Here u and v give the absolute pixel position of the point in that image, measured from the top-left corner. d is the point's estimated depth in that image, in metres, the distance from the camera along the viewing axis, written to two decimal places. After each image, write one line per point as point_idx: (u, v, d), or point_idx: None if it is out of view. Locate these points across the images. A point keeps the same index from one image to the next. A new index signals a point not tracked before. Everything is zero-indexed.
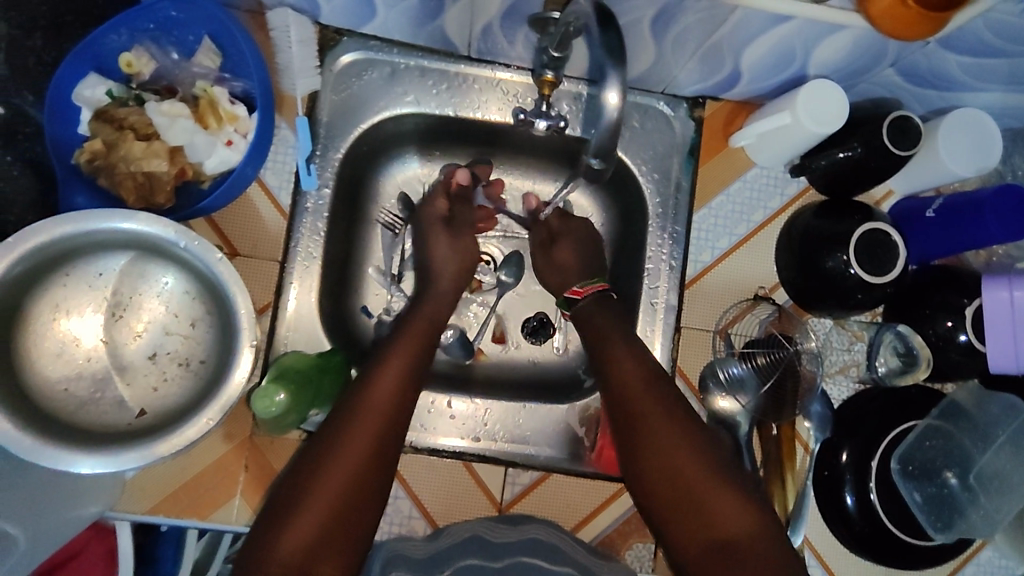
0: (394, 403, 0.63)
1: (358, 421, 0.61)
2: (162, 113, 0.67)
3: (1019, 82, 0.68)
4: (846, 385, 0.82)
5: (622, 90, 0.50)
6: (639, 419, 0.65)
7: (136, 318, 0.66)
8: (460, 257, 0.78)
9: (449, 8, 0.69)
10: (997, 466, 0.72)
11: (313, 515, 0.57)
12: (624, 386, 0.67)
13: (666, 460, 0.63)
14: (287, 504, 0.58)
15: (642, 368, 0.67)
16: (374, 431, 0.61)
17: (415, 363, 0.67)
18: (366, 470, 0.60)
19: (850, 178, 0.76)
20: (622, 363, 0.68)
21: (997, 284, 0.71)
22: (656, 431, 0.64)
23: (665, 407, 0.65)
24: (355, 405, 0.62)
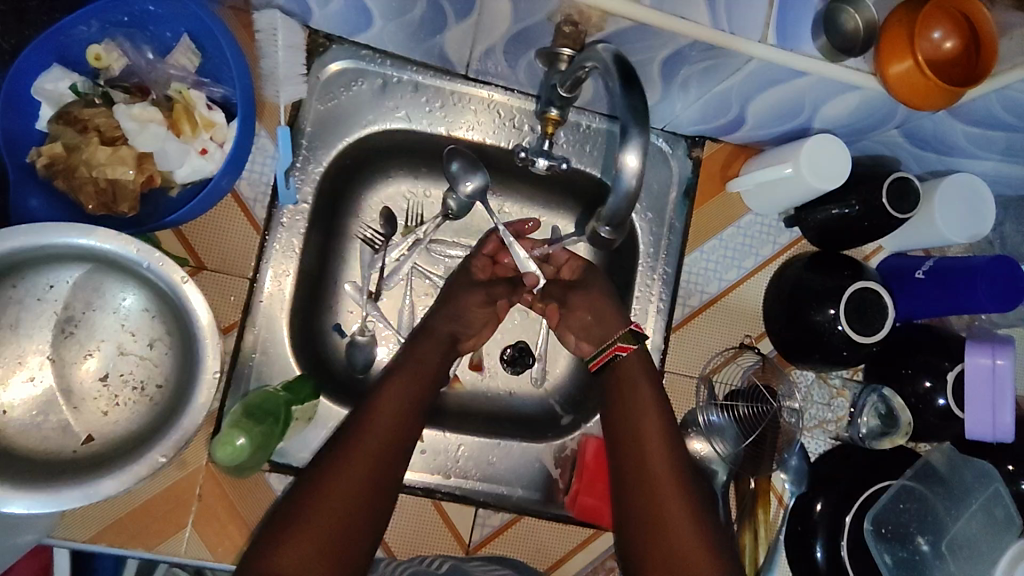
0: (398, 426, 0.65)
1: (362, 441, 0.62)
2: (131, 118, 0.61)
3: (1018, 154, 0.68)
4: (824, 440, 0.81)
5: (642, 151, 0.47)
6: (646, 464, 0.66)
7: (88, 336, 0.61)
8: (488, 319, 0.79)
9: (451, 28, 0.65)
10: (969, 532, 0.72)
11: (317, 526, 0.57)
12: (637, 426, 0.68)
13: (663, 505, 0.64)
14: (291, 521, 0.57)
15: (657, 410, 0.69)
16: (374, 452, 0.62)
17: (418, 391, 0.69)
18: (368, 493, 0.60)
19: (845, 234, 0.75)
20: (641, 398, 0.69)
21: (980, 350, 0.72)
22: (660, 473, 0.66)
23: (673, 451, 0.67)
24: (359, 432, 0.63)
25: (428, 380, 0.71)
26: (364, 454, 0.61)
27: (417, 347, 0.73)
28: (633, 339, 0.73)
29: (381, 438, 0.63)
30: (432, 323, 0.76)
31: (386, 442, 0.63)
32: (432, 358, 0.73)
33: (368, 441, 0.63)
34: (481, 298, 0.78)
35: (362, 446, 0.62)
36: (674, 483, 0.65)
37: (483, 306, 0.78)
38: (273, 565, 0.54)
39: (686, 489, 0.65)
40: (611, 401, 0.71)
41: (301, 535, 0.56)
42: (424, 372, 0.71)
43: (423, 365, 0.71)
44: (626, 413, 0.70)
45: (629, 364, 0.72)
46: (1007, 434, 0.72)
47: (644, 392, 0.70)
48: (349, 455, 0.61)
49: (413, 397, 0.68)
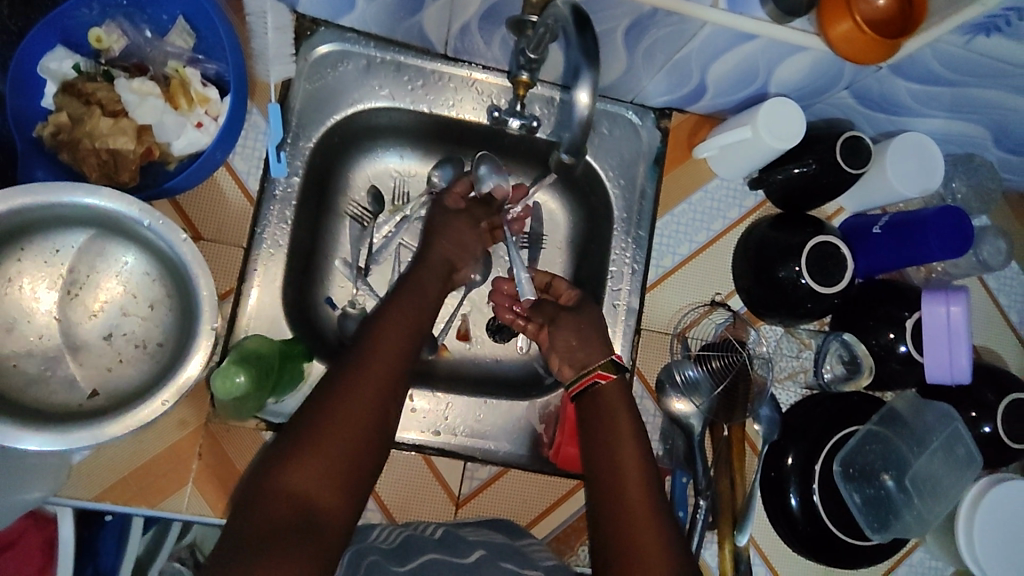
0: (396, 366, 0.67)
1: (363, 377, 0.65)
2: (131, 91, 0.66)
3: (960, 110, 0.73)
4: (794, 391, 0.86)
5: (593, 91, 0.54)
6: (614, 451, 0.70)
7: (93, 296, 0.65)
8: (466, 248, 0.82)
9: (429, 5, 0.70)
10: (931, 469, 0.77)
11: (324, 453, 0.59)
12: (604, 416, 0.73)
13: (628, 498, 0.67)
14: (299, 444, 0.60)
15: (630, 413, 0.73)
16: (377, 386, 0.65)
17: (417, 329, 0.72)
18: (369, 425, 0.63)
19: (805, 192, 0.80)
20: (614, 405, 0.73)
21: (936, 300, 0.76)
22: (629, 471, 0.69)
23: (642, 451, 0.70)
24: (362, 366, 0.65)
25: (423, 322, 0.73)
26: (366, 390, 0.64)
27: (418, 275, 0.77)
28: (614, 368, 0.75)
29: (384, 372, 0.66)
30: (428, 250, 0.80)
31: (384, 379, 0.66)
32: (431, 285, 0.77)
33: (369, 375, 0.65)
34: (465, 223, 0.82)
35: (364, 381, 0.64)
36: (640, 479, 0.68)
37: (461, 233, 0.82)
38: (279, 487, 0.57)
39: (650, 486, 0.68)
40: (587, 403, 0.75)
41: (308, 459, 0.59)
42: (420, 317, 0.73)
43: (421, 308, 0.74)
44: (595, 405, 0.74)
45: (608, 392, 0.74)
46: (963, 376, 0.76)
47: (616, 400, 0.74)
48: (352, 389, 0.63)
49: (409, 339, 0.70)
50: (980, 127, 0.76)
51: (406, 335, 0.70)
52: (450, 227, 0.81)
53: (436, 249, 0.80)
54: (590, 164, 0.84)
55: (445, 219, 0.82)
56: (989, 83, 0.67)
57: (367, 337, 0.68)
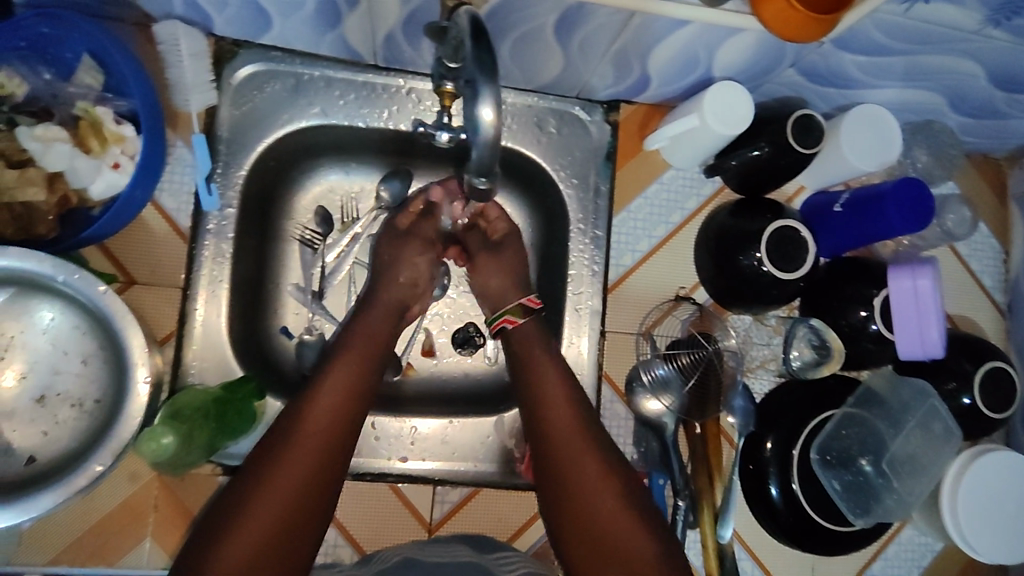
0: (334, 429, 0.60)
1: (295, 454, 0.57)
2: (35, 138, 0.62)
3: (913, 78, 0.71)
4: (767, 380, 0.84)
5: (498, 103, 0.46)
6: (551, 429, 0.65)
7: (18, 359, 0.61)
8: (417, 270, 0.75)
9: (348, 17, 0.66)
10: (909, 449, 0.76)
11: (270, 508, 0.55)
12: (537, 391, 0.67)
13: (587, 497, 0.61)
14: (224, 524, 0.54)
15: (568, 400, 0.66)
16: (325, 422, 0.60)
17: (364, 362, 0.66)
18: (319, 479, 0.57)
19: (762, 177, 0.77)
20: (550, 395, 0.67)
21: (902, 275, 0.74)
22: (580, 464, 0.62)
23: (589, 438, 0.64)
24: (294, 435, 0.59)
25: (370, 372, 0.66)
26: (295, 465, 0.57)
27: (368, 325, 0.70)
28: (522, 313, 0.72)
29: (329, 411, 0.61)
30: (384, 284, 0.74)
31: (322, 447, 0.59)
32: (377, 330, 0.70)
33: (303, 447, 0.58)
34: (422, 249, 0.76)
35: (297, 455, 0.57)
36: (595, 463, 0.62)
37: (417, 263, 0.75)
38: (223, 552, 0.53)
39: (606, 467, 0.62)
40: (529, 395, 0.68)
41: (237, 539, 0.53)
42: (362, 366, 0.66)
43: (365, 359, 0.66)
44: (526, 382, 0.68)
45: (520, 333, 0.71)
46: (936, 350, 0.74)
47: (554, 386, 0.67)
48: (285, 465, 0.57)
49: (350, 397, 0.63)
50: (935, 93, 0.73)
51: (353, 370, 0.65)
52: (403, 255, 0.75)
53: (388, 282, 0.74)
54: (533, 159, 0.81)
55: (397, 248, 0.75)
56: (938, 49, 0.64)
57: (305, 401, 0.61)
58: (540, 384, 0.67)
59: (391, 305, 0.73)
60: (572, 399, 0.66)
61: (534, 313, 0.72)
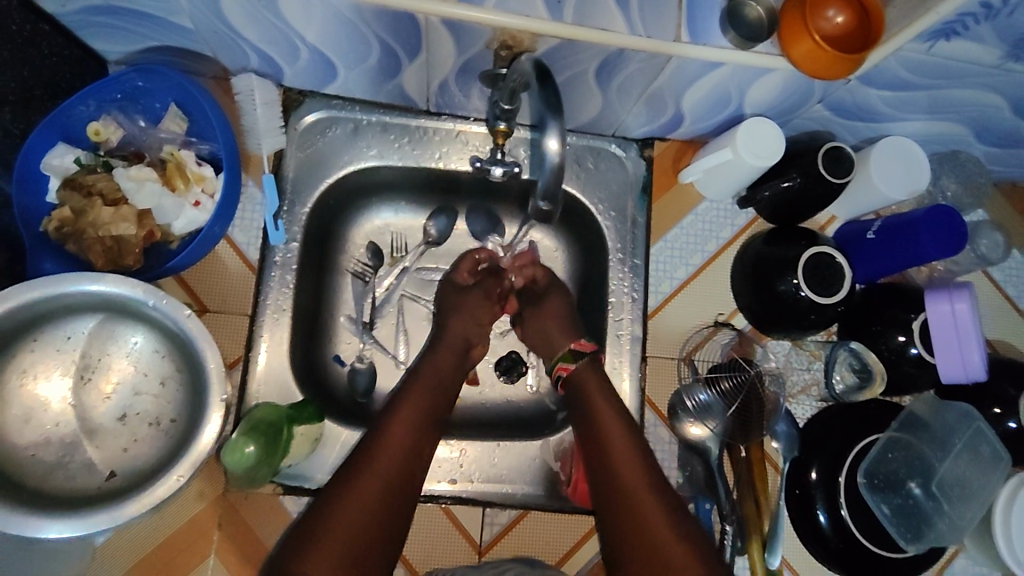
0: (406, 459, 0.67)
1: (371, 473, 0.65)
2: (130, 178, 0.68)
3: (938, 111, 0.74)
4: (809, 405, 0.84)
5: (562, 137, 0.50)
6: (603, 437, 0.73)
7: (105, 379, 0.66)
8: (476, 323, 0.83)
9: (407, 68, 0.73)
10: (957, 472, 0.75)
11: (373, 485, 0.64)
12: (584, 403, 0.76)
13: (648, 526, 0.67)
14: (311, 530, 0.61)
15: (633, 444, 0.72)
16: (412, 420, 0.70)
17: (440, 381, 0.76)
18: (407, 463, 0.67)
19: (794, 206, 0.81)
20: (610, 429, 0.73)
21: (939, 299, 0.76)
22: (644, 499, 0.68)
23: (654, 489, 0.69)
24: (367, 464, 0.65)
25: (434, 405, 0.73)
26: (386, 459, 0.66)
27: (432, 361, 0.78)
28: (574, 357, 0.79)
29: (418, 411, 0.71)
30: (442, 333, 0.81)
31: (397, 473, 0.66)
32: (450, 363, 0.79)
33: (378, 469, 0.65)
34: (478, 295, 0.85)
35: (367, 480, 0.64)
36: (641, 471, 0.70)
37: (478, 311, 0.84)
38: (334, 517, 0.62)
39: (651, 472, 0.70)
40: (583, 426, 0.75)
41: (324, 545, 0.60)
42: (435, 389, 0.75)
43: (431, 395, 0.74)
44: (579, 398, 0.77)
45: (580, 375, 0.77)
46: (978, 372, 0.75)
47: (604, 405, 0.75)
48: (372, 469, 0.65)
49: (419, 427, 0.70)
50: (960, 124, 0.77)
51: (432, 387, 0.75)
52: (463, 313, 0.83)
53: (453, 328, 0.82)
54: (573, 194, 0.86)
55: (459, 297, 0.84)
56: (962, 82, 0.67)
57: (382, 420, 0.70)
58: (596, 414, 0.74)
59: (450, 347, 0.80)
60: (621, 418, 0.74)
61: (586, 355, 0.79)
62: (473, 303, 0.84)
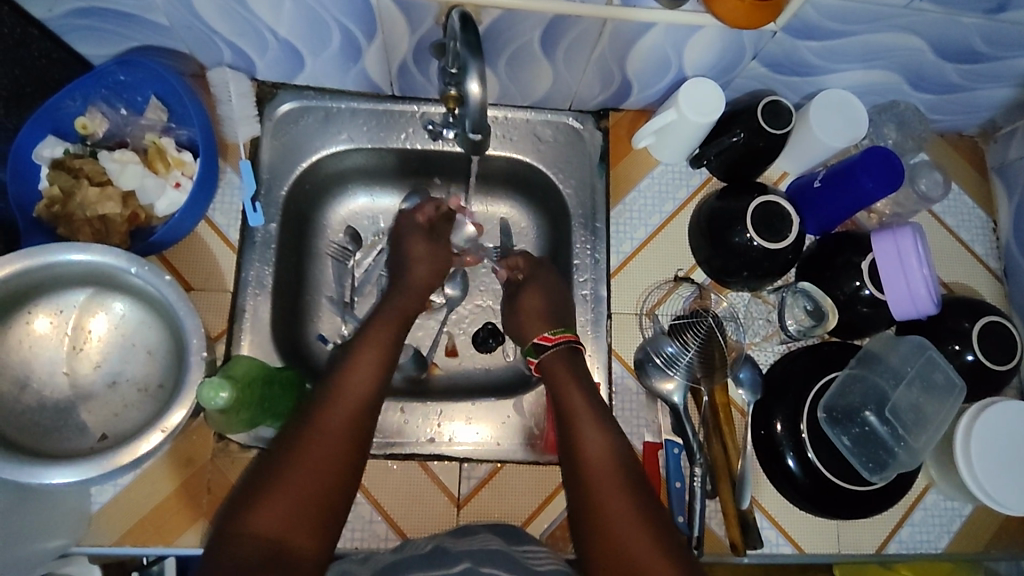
0: (359, 411, 0.68)
1: (321, 434, 0.65)
2: (114, 160, 0.74)
3: (868, 60, 0.78)
4: (772, 351, 0.88)
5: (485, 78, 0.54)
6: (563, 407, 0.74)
7: (95, 349, 0.71)
8: (434, 261, 0.86)
9: (366, 51, 0.79)
10: (912, 399, 0.78)
11: (325, 445, 0.64)
12: (551, 373, 0.78)
13: (602, 494, 0.67)
14: (265, 485, 0.62)
15: (591, 408, 0.73)
16: (367, 377, 0.70)
17: (395, 335, 0.76)
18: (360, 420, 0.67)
19: (743, 161, 0.85)
20: (570, 397, 0.74)
21: (884, 239, 0.79)
22: (596, 464, 0.69)
23: (611, 456, 0.70)
24: (316, 427, 0.65)
25: (387, 356, 0.74)
26: (337, 417, 0.66)
27: (393, 309, 0.80)
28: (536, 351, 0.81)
29: (371, 368, 0.71)
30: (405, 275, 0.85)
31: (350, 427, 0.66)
32: (408, 307, 0.81)
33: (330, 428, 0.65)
34: (424, 239, 0.87)
35: (320, 437, 0.64)
36: (597, 436, 0.71)
37: (434, 252, 0.87)
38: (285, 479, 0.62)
39: (607, 440, 0.71)
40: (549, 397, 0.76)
41: (275, 498, 0.61)
42: (389, 344, 0.75)
43: (386, 349, 0.74)
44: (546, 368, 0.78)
45: (550, 361, 0.78)
46: (927, 307, 0.77)
47: (565, 377, 0.76)
48: (322, 432, 0.65)
49: (373, 384, 0.70)
50: (892, 72, 0.81)
51: (387, 343, 0.75)
52: (420, 252, 0.86)
53: (417, 267, 0.85)
54: (535, 166, 0.91)
55: (424, 242, 0.87)
56: (880, 26, 0.72)
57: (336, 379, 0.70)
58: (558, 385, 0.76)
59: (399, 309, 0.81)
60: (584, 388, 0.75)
61: (552, 347, 0.79)
62: (434, 246, 0.87)
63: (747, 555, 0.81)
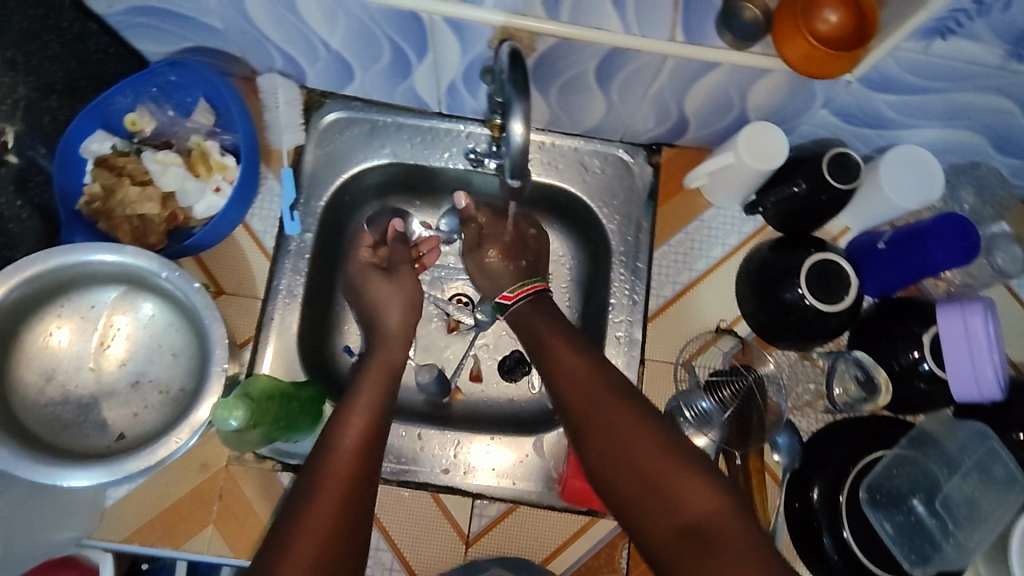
0: (361, 458, 0.64)
1: (325, 485, 0.61)
2: (155, 162, 0.75)
3: (950, 118, 0.72)
4: (815, 418, 0.82)
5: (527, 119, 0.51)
6: (560, 373, 0.71)
7: (121, 348, 0.71)
8: (396, 299, 0.81)
9: (417, 69, 0.77)
10: (966, 491, 0.72)
11: (334, 491, 0.61)
12: (543, 340, 0.75)
13: (619, 435, 0.65)
14: (279, 543, 0.58)
15: (588, 362, 0.71)
16: (366, 418, 0.67)
17: (387, 382, 0.72)
18: (363, 462, 0.64)
19: (802, 213, 0.80)
20: (562, 364, 0.71)
21: (951, 314, 0.72)
22: (606, 412, 0.67)
23: (629, 408, 0.67)
24: (321, 477, 0.62)
25: (382, 400, 0.70)
26: (339, 464, 0.63)
27: (378, 359, 0.75)
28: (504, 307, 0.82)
29: (368, 405, 0.68)
30: (383, 325, 0.79)
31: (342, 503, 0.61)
32: (393, 357, 0.76)
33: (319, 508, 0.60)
34: (386, 278, 0.82)
35: (324, 500, 0.60)
36: (601, 380, 0.69)
37: (394, 291, 0.81)
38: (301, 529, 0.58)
39: (609, 381, 0.69)
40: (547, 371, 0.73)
41: (292, 550, 0.57)
42: (384, 388, 0.71)
43: (378, 391, 0.71)
44: (537, 346, 0.75)
45: (522, 314, 0.79)
46: (992, 390, 0.71)
47: (559, 343, 0.73)
48: (323, 482, 0.62)
49: (372, 428, 0.67)
50: (977, 133, 0.74)
51: (381, 388, 0.71)
52: (384, 293, 0.81)
53: (386, 315, 0.80)
54: (579, 197, 0.88)
55: (385, 282, 0.81)
56: (968, 85, 0.66)
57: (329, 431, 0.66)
58: (552, 357, 0.72)
59: (384, 364, 0.74)
60: (577, 347, 0.72)
61: (521, 299, 0.80)
62: (399, 282, 0.82)
63: None
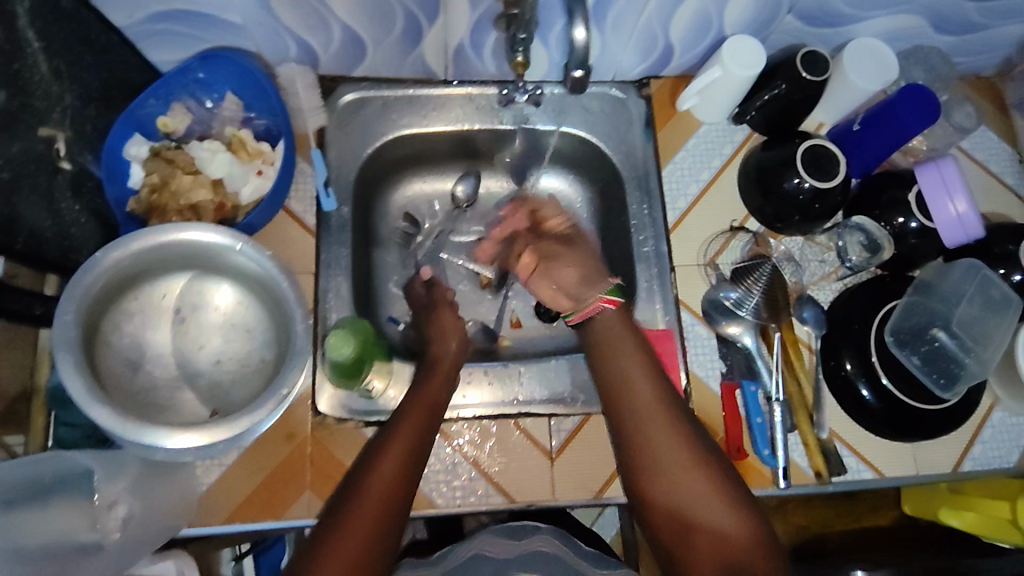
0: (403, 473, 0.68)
1: (360, 500, 0.66)
2: (203, 149, 0.80)
3: (895, 4, 0.84)
4: (831, 289, 0.91)
5: None
6: (625, 402, 0.75)
7: (198, 331, 0.74)
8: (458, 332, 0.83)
9: (427, 34, 0.83)
10: (971, 315, 0.82)
11: (368, 515, 0.65)
12: (616, 373, 0.77)
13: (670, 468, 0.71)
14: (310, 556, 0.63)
15: (655, 394, 0.75)
16: (413, 435, 0.71)
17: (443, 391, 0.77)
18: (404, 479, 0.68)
19: (784, 112, 0.90)
20: (637, 393, 0.75)
21: (926, 167, 0.84)
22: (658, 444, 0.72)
23: (683, 440, 0.72)
24: (364, 489, 0.67)
25: (434, 414, 0.74)
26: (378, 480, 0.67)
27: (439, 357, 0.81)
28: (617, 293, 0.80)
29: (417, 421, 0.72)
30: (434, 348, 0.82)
31: (376, 513, 0.65)
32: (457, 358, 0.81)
33: (358, 520, 0.64)
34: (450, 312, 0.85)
35: (356, 521, 0.64)
36: (662, 411, 0.73)
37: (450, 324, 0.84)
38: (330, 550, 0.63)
39: (670, 408, 0.74)
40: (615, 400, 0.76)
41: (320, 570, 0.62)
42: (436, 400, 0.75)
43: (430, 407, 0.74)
44: (604, 369, 0.78)
45: (604, 321, 0.79)
46: (974, 223, 0.83)
47: (628, 368, 0.76)
48: (362, 497, 0.66)
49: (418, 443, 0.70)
50: (919, 15, 0.86)
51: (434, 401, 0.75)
52: (450, 324, 0.84)
53: (444, 342, 0.82)
54: (584, 136, 0.95)
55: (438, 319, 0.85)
56: None
57: (379, 442, 0.70)
58: (613, 375, 0.77)
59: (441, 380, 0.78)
60: (647, 372, 0.76)
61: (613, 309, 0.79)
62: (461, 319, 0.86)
63: (833, 483, 0.84)
